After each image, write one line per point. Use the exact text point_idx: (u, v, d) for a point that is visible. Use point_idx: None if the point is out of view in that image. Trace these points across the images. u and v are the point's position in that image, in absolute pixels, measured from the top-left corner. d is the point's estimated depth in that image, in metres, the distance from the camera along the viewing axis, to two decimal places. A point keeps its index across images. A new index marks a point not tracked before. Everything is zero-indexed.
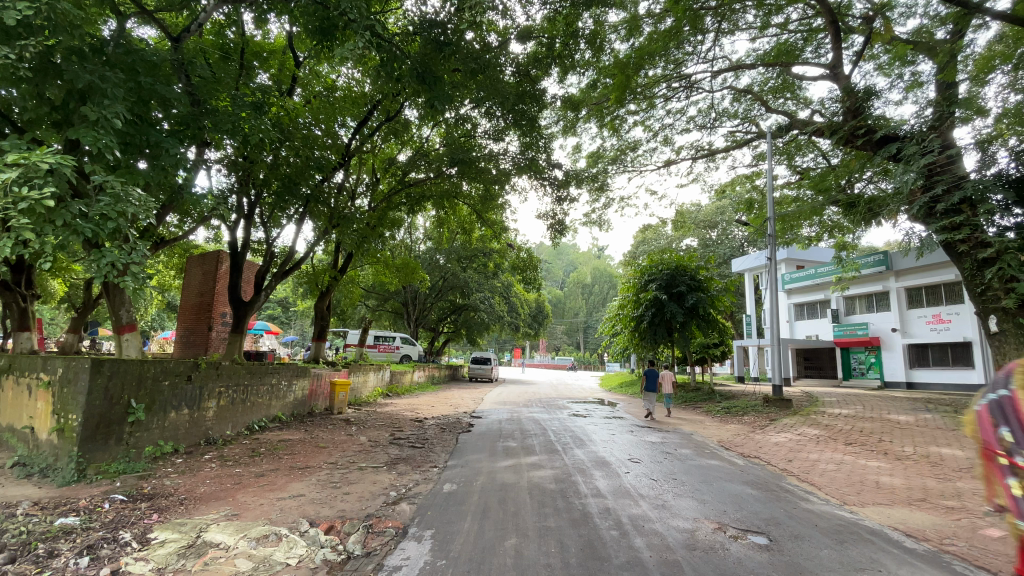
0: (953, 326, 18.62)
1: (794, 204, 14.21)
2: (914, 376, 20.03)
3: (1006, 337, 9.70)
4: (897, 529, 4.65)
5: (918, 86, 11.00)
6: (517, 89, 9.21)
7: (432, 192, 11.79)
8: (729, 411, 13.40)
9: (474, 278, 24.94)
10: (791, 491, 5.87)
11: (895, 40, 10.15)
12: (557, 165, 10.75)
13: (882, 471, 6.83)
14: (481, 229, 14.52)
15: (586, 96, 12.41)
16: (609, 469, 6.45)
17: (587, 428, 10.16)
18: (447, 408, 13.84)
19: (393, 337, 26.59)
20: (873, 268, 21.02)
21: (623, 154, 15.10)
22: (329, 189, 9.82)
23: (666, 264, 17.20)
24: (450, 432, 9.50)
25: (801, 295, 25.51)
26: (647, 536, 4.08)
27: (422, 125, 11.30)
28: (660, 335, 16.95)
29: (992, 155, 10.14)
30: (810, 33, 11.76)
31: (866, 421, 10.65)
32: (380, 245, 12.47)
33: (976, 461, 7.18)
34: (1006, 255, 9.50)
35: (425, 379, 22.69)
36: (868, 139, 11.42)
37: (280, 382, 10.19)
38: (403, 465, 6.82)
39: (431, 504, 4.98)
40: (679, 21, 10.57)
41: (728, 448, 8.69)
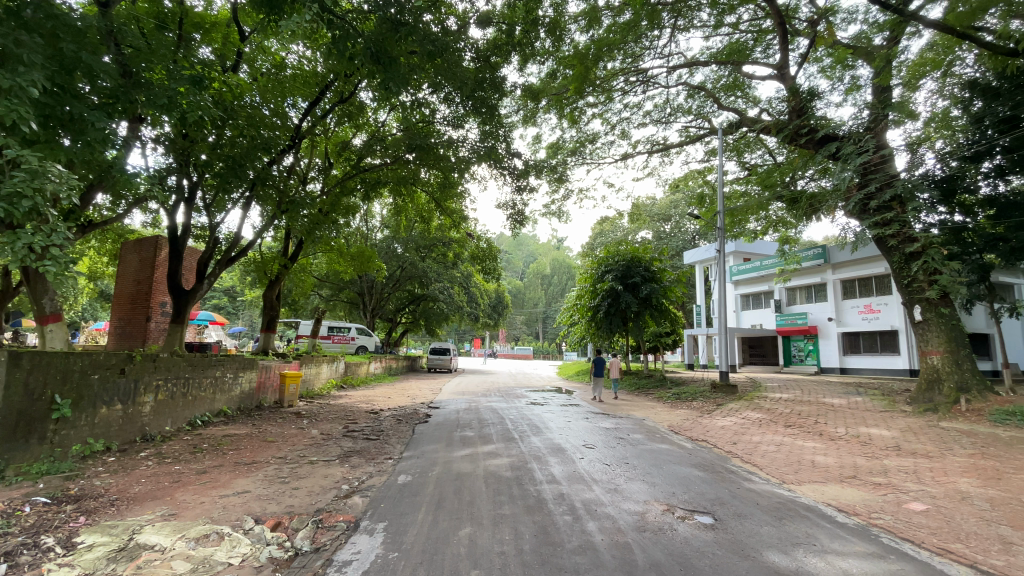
0: (883, 315, 20.02)
1: (742, 199, 14.77)
2: (847, 363, 21.44)
3: (928, 326, 10.50)
4: (830, 505, 4.97)
5: (857, 89, 11.62)
6: (476, 75, 9.08)
7: (388, 178, 11.42)
8: (680, 397, 13.88)
9: (433, 268, 24.46)
10: (736, 471, 6.16)
11: (837, 45, 10.64)
12: (516, 154, 10.67)
13: (818, 451, 7.29)
14: (439, 218, 14.28)
15: (546, 87, 12.66)
16: (564, 455, 6.55)
17: (544, 416, 10.28)
18: (404, 399, 13.64)
19: (348, 327, 25.90)
20: (813, 261, 22.25)
21: (582, 146, 15.31)
22: (277, 171, 9.35)
23: (622, 256, 17.54)
24: (406, 423, 9.36)
25: (747, 286, 26.68)
26: (599, 519, 4.16)
27: (378, 109, 10.95)
28: (615, 325, 17.34)
29: (921, 156, 10.84)
30: (760, 33, 12.21)
31: (803, 405, 11.33)
32: (334, 233, 12.03)
33: (900, 440, 7.76)
34: (930, 250, 10.33)
35: (381, 369, 22.29)
36: (811, 138, 12.02)
37: (225, 374, 9.71)
38: (356, 458, 6.67)
39: (384, 497, 4.89)
40: (638, 15, 10.72)
41: (677, 432, 9.01)
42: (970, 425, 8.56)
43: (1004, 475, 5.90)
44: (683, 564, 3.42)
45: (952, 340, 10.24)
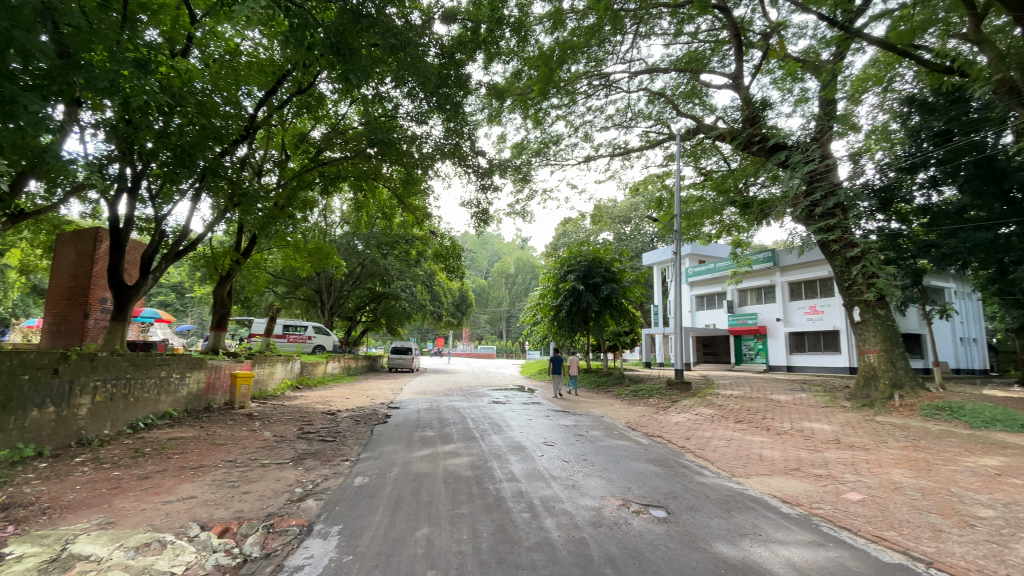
0: (826, 316, 21.17)
1: (698, 204, 15.29)
2: (793, 361, 22.55)
3: (866, 326, 11.17)
4: (776, 496, 5.22)
5: (806, 101, 12.25)
6: (440, 71, 9.01)
7: (349, 173, 11.13)
8: (637, 394, 14.24)
9: (395, 266, 23.98)
10: (688, 466, 6.38)
11: (787, 58, 11.14)
12: (480, 153, 10.65)
13: (765, 445, 7.64)
14: (401, 215, 14.06)
15: (511, 87, 12.69)
16: (524, 453, 6.60)
17: (505, 414, 10.30)
18: (362, 399, 13.37)
19: (304, 326, 25.11)
20: (763, 264, 23.29)
21: (547, 147, 15.46)
22: (229, 162, 8.93)
23: (583, 257, 17.83)
24: (365, 424, 9.17)
25: (702, 287, 27.62)
26: (557, 516, 4.21)
27: (338, 101, 10.66)
28: (577, 324, 17.58)
29: (862, 167, 11.53)
30: (717, 44, 12.68)
31: (752, 401, 11.83)
32: (290, 229, 11.64)
33: (840, 434, 8.24)
34: (868, 255, 10.99)
35: (339, 370, 21.73)
36: (763, 146, 12.58)
37: (170, 374, 9.23)
38: (311, 460, 6.48)
39: (339, 499, 4.78)
40: (601, 20, 10.92)
41: (634, 428, 9.23)
42: (903, 419, 9.18)
43: (931, 466, 6.36)
44: (636, 557, 3.51)
45: (887, 339, 10.92)
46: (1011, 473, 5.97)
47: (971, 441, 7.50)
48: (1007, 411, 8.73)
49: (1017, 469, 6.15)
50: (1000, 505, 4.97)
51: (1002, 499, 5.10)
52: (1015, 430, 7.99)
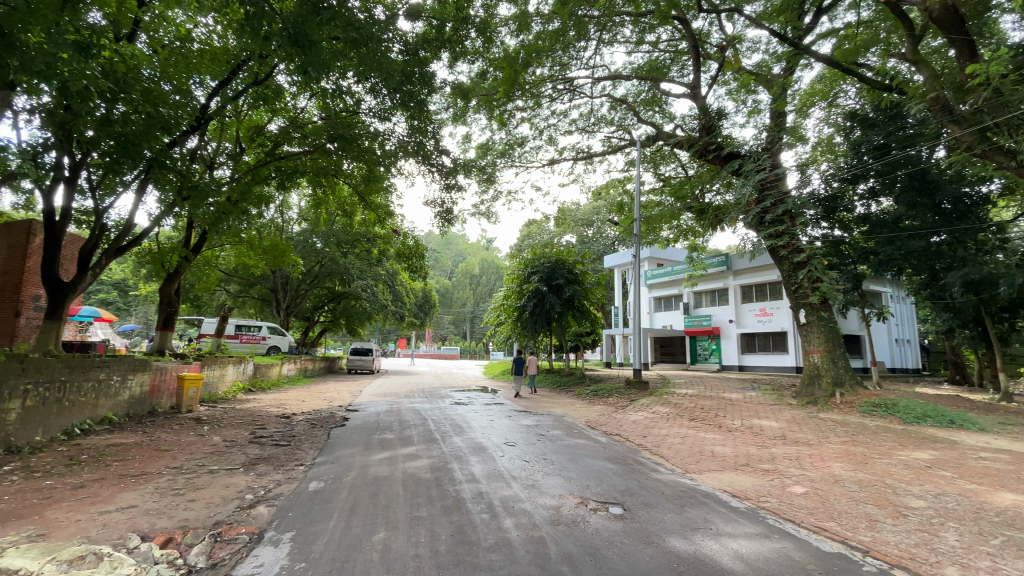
0: (775, 318, 22.20)
1: (657, 208, 15.74)
2: (744, 361, 23.53)
3: (811, 327, 11.77)
4: (726, 491, 5.43)
5: (758, 112, 12.82)
6: (404, 68, 8.89)
7: (307, 168, 10.78)
8: (597, 394, 14.49)
9: (355, 265, 23.41)
10: (644, 463, 6.55)
11: (741, 70, 11.61)
12: (445, 152, 10.56)
13: (717, 442, 7.94)
14: (362, 213, 13.76)
15: (476, 87, 12.68)
16: (485, 454, 6.59)
17: (466, 415, 10.27)
18: (319, 402, 13.00)
19: (258, 326, 24.17)
20: (717, 268, 24.19)
21: (511, 148, 15.53)
22: (177, 153, 8.53)
23: (547, 258, 17.99)
24: (321, 428, 8.92)
25: (661, 289, 28.39)
26: (516, 516, 4.24)
27: (297, 94, 10.34)
28: (540, 325, 17.72)
29: (809, 176, 12.17)
30: (676, 54, 13.12)
31: (705, 399, 12.26)
32: (244, 225, 11.20)
33: (786, 430, 8.66)
34: (813, 260, 11.59)
35: (295, 371, 21.07)
36: (718, 154, 13.06)
37: (111, 377, 8.70)
38: (263, 466, 6.25)
39: (293, 505, 4.63)
40: (566, 24, 11.08)
41: (594, 427, 9.39)
42: (843, 415, 9.74)
43: (868, 459, 6.78)
44: (593, 554, 3.57)
45: (829, 340, 11.54)
46: (939, 466, 6.44)
47: (903, 436, 8.04)
48: (935, 408, 9.41)
49: (944, 462, 6.64)
50: (929, 495, 5.35)
51: (931, 490, 5.49)
52: (942, 425, 8.62)
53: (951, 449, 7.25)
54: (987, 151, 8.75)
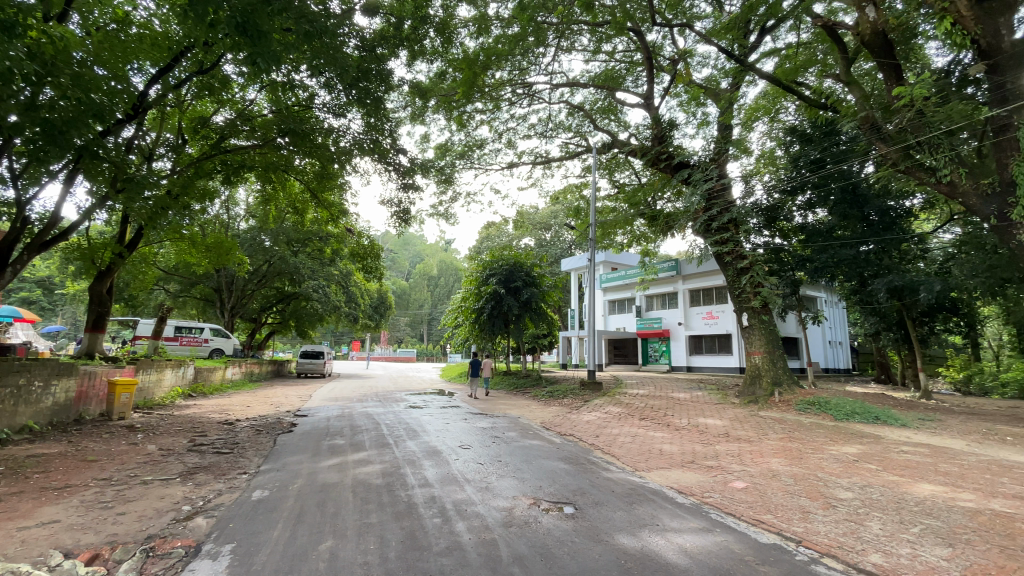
0: (721, 321, 23.23)
1: (612, 214, 16.13)
2: (693, 361, 24.48)
3: (753, 330, 12.35)
4: (673, 488, 5.63)
5: (707, 124, 13.41)
6: (360, 64, 8.70)
7: (256, 162, 10.31)
8: (553, 395, 14.66)
9: (306, 264, 22.61)
10: (596, 463, 6.69)
11: (692, 83, 12.11)
12: (403, 151, 10.39)
13: (666, 440, 8.21)
14: (315, 211, 13.34)
15: (435, 86, 12.62)
16: (438, 457, 6.53)
17: (421, 418, 10.13)
18: (266, 408, 12.46)
19: (200, 327, 22.85)
20: (667, 272, 25.05)
21: (470, 150, 15.51)
22: (111, 142, 8.01)
23: (505, 260, 18.05)
24: (267, 434, 8.57)
25: (615, 292, 29.08)
26: (468, 519, 4.23)
27: (245, 85, 9.90)
28: (497, 327, 17.75)
29: (753, 187, 12.82)
30: (631, 65, 13.55)
31: (655, 399, 12.67)
32: (186, 220, 10.61)
33: (729, 428, 9.08)
34: (755, 267, 12.18)
35: (240, 375, 20.10)
36: (669, 163, 13.55)
37: (31, 383, 8.00)
38: (202, 475, 5.94)
39: (234, 516, 4.43)
40: (525, 29, 11.20)
41: (548, 428, 9.50)
42: (781, 413, 10.32)
43: (803, 454, 7.22)
44: (544, 554, 3.62)
45: (769, 342, 12.17)
46: (865, 459, 6.94)
47: (835, 432, 8.60)
48: (862, 405, 10.12)
49: (869, 455, 7.16)
50: (856, 487, 5.76)
51: (858, 482, 5.91)
52: (869, 422, 9.29)
53: (877, 444, 7.83)
54: (909, 168, 9.43)
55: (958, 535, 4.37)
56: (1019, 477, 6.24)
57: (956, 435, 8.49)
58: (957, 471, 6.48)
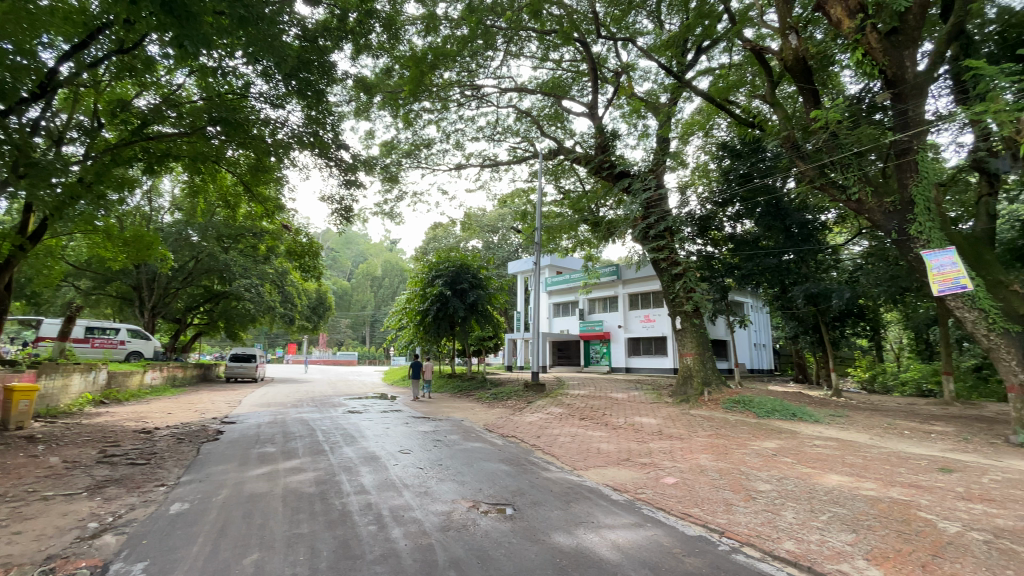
0: (657, 324, 24.25)
1: (558, 219, 16.45)
2: (631, 363, 25.39)
3: (685, 333, 12.98)
4: (609, 486, 5.82)
5: (647, 136, 13.99)
6: (300, 54, 8.36)
7: (182, 152, 9.61)
8: (496, 397, 14.70)
9: (238, 261, 21.31)
10: (536, 463, 6.79)
11: (633, 96, 12.62)
12: (345, 146, 10.08)
13: (603, 439, 8.46)
14: (249, 206, 12.65)
15: (380, 83, 12.34)
16: (377, 463, 6.38)
17: (359, 423, 9.84)
18: (190, 414, 11.63)
19: (115, 328, 20.98)
20: (609, 277, 25.84)
21: (417, 149, 15.32)
22: (11, 122, 7.21)
23: (451, 261, 17.91)
24: (189, 443, 8.01)
25: (559, 296, 29.61)
26: (405, 525, 4.17)
27: (173, 69, 9.24)
28: (442, 329, 17.62)
29: (688, 198, 13.52)
30: (577, 74, 13.93)
31: (595, 399, 13.03)
32: (99, 211, 9.71)
33: (662, 426, 9.50)
34: (688, 273, 12.84)
35: (161, 380, 18.62)
36: (611, 172, 14.03)
37: None
38: (113, 489, 5.46)
39: (148, 532, 4.11)
40: (474, 32, 11.27)
41: (490, 430, 9.52)
42: (710, 411, 10.93)
43: (728, 450, 7.69)
44: (481, 556, 3.64)
45: (700, 344, 12.85)
46: (782, 453, 7.49)
47: (757, 428, 9.22)
48: (782, 403, 10.91)
49: (786, 449, 7.74)
50: (774, 479, 6.22)
51: (775, 475, 6.38)
52: (786, 418, 10.03)
53: (793, 438, 8.47)
54: (824, 185, 10.27)
55: (859, 521, 4.83)
56: (911, 466, 6.96)
57: (861, 429, 9.34)
58: (861, 462, 7.14)
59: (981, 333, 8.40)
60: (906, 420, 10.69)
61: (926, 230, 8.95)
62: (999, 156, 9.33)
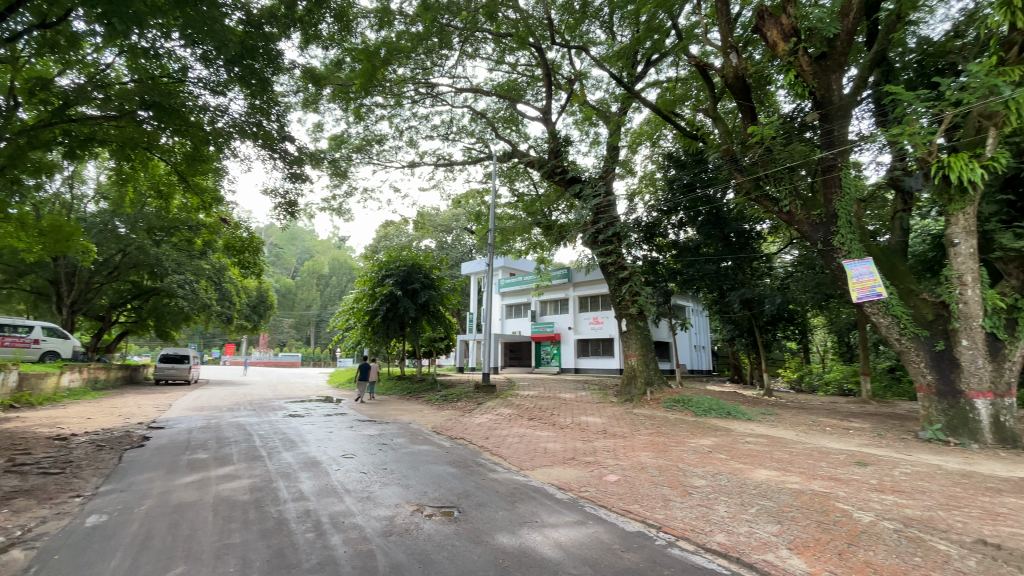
0: (606, 326, 24.89)
1: (511, 220, 16.55)
2: (580, 364, 25.90)
3: (630, 334, 13.39)
4: (553, 485, 5.92)
5: (598, 144, 14.36)
6: (243, 40, 7.96)
7: (110, 138, 8.93)
8: (446, 398, 14.61)
9: (172, 256, 20.00)
10: (483, 464, 6.81)
11: (585, 104, 12.94)
12: (291, 139, 9.70)
13: (551, 439, 8.60)
14: (184, 198, 11.93)
15: (331, 75, 11.97)
16: (318, 468, 6.18)
17: (301, 427, 9.49)
18: (113, 419, 10.81)
19: (28, 326, 18.73)
20: (560, 279, 26.28)
21: (369, 145, 14.98)
22: None
23: (403, 261, 17.59)
24: (111, 450, 7.44)
25: (512, 297, 29.80)
26: (345, 531, 4.07)
27: (102, 48, 8.58)
28: (391, 330, 17.30)
29: (635, 205, 13.98)
30: (532, 79, 14.11)
31: (543, 400, 13.22)
32: (9, 198, 8.84)
33: (607, 425, 9.77)
34: (634, 277, 13.26)
35: (80, 382, 17.18)
36: (563, 177, 14.31)
37: None
38: (21, 501, 5.00)
39: (61, 546, 3.80)
40: (428, 29, 11.19)
41: (438, 432, 9.44)
42: (652, 410, 11.35)
43: (668, 447, 8.01)
44: (422, 560, 3.61)
45: (644, 346, 13.30)
46: (717, 450, 7.90)
47: (695, 426, 9.67)
48: (718, 403, 11.48)
49: (721, 446, 8.16)
50: (709, 475, 6.55)
51: (710, 470, 6.72)
52: (722, 416, 10.57)
53: (727, 436, 8.93)
54: (759, 197, 10.82)
55: (784, 513, 5.17)
56: (832, 461, 7.52)
57: (788, 426, 9.98)
58: (788, 457, 7.63)
59: (894, 336, 9.19)
60: (828, 417, 11.52)
61: (847, 241, 9.67)
62: (912, 175, 10.21)
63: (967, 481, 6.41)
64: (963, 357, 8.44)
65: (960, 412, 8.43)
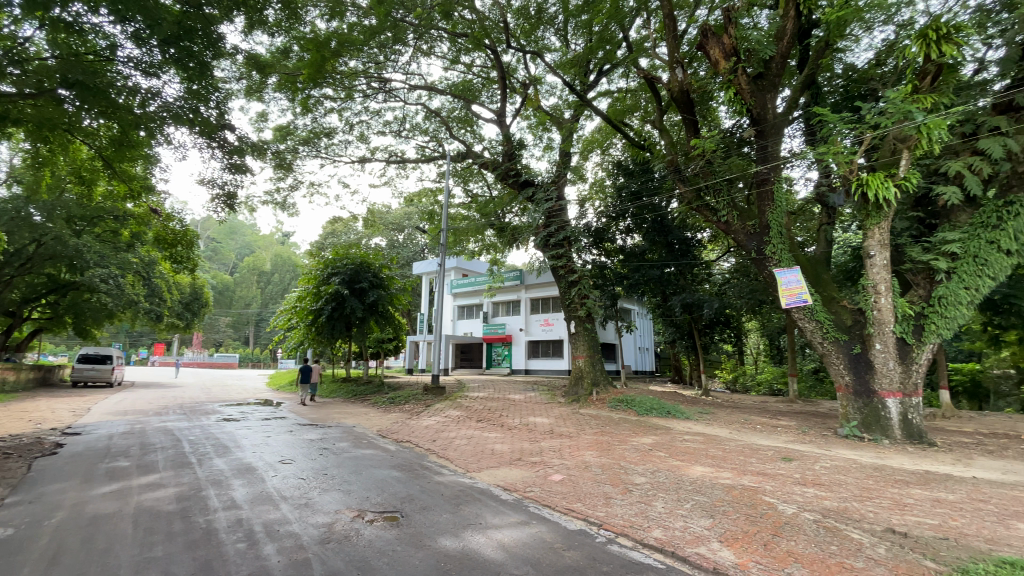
0: (556, 327, 25.26)
1: (463, 220, 16.48)
2: (530, 365, 26.13)
3: (579, 336, 13.66)
4: (498, 486, 5.96)
5: (551, 149, 14.59)
6: (180, 19, 7.51)
7: (24, 118, 8.14)
8: (393, 400, 14.35)
9: (95, 248, 18.46)
10: (429, 467, 6.75)
11: (540, 109, 13.10)
12: (231, 127, 9.22)
13: (498, 440, 8.63)
14: (109, 185, 11.05)
15: (276, 63, 11.47)
16: (253, 475, 5.90)
17: (237, 432, 9.03)
18: (21, 425, 9.85)
19: None
20: (512, 281, 26.44)
21: (317, 138, 14.48)
22: None
23: (351, 259, 17.05)
24: (17, 459, 6.78)
25: (464, 298, 29.66)
26: (280, 540, 3.92)
27: (16, 18, 7.81)
28: (337, 330, 16.78)
29: (586, 210, 14.30)
30: (487, 81, 14.15)
31: (492, 401, 13.24)
32: None
33: (554, 425, 9.93)
34: (583, 281, 13.54)
35: None
36: (517, 180, 14.43)
37: None
38: None
39: None
40: (382, 23, 10.98)
41: (384, 435, 9.26)
42: (598, 411, 11.65)
43: (612, 446, 8.25)
44: (361, 567, 3.54)
45: (592, 348, 13.61)
46: (657, 448, 8.22)
47: (637, 425, 10.01)
48: (660, 403, 11.94)
49: (661, 445, 8.49)
50: (649, 472, 6.80)
51: (650, 468, 6.98)
52: (663, 416, 11.00)
53: (667, 434, 9.30)
54: (700, 207, 11.36)
55: (716, 507, 5.46)
56: (761, 457, 8.00)
57: (723, 425, 10.52)
58: (722, 454, 8.05)
59: (818, 340, 9.97)
60: (759, 416, 12.23)
61: (778, 251, 10.38)
62: (835, 192, 11.06)
63: (878, 474, 7.00)
64: (877, 360, 9.20)
65: (874, 410, 9.19)
